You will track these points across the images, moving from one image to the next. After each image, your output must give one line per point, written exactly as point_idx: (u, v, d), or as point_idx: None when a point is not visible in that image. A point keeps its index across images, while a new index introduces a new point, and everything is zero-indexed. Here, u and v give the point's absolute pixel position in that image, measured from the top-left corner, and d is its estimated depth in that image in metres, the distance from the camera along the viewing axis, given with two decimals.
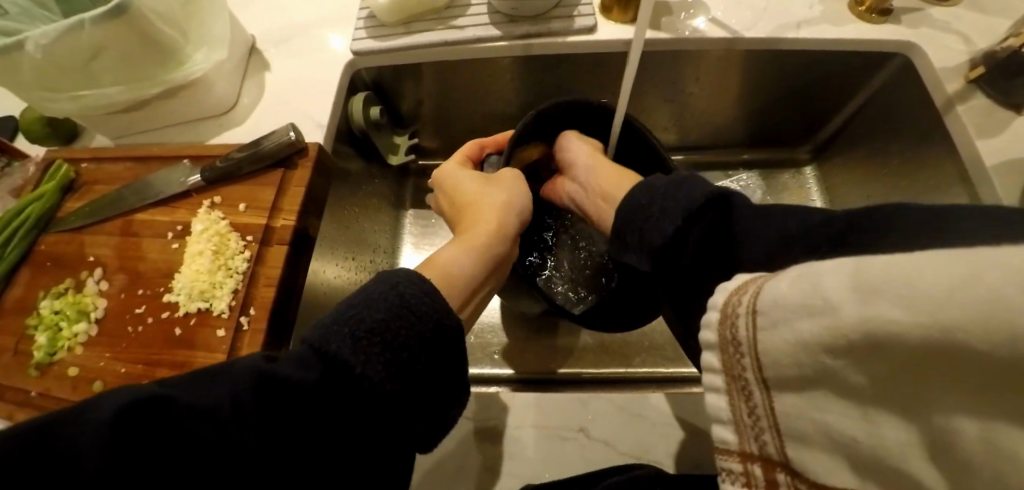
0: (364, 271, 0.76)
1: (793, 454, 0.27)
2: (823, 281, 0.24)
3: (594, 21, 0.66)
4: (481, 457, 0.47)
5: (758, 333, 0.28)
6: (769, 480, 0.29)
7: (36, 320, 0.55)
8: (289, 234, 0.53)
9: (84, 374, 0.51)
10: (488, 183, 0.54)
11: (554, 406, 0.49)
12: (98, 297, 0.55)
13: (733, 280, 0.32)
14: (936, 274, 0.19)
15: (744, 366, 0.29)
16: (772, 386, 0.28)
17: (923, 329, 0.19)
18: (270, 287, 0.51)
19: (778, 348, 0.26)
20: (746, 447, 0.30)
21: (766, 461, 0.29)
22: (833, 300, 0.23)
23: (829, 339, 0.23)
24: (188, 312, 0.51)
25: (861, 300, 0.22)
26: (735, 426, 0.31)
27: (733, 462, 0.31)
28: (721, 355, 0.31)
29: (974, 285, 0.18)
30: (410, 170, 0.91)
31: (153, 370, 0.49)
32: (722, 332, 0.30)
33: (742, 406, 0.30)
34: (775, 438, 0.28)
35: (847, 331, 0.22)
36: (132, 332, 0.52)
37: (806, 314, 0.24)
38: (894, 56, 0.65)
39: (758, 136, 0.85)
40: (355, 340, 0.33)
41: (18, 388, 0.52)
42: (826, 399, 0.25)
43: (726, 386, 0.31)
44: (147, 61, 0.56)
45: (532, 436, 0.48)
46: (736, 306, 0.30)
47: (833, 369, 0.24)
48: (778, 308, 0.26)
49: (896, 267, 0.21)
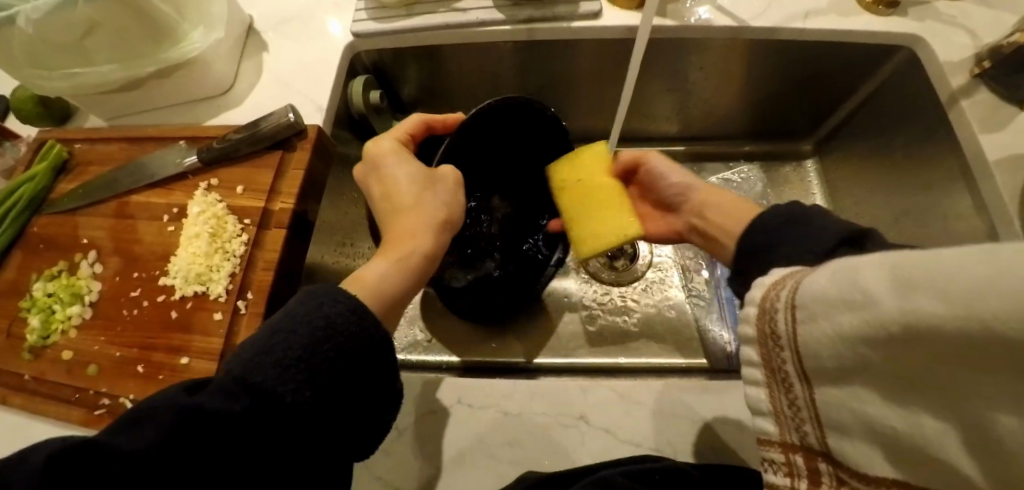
0: (361, 257, 0.75)
1: (833, 444, 0.29)
2: (860, 276, 0.25)
3: (599, 6, 0.65)
4: (479, 444, 0.47)
5: (798, 326, 0.29)
6: (812, 470, 0.31)
7: (29, 303, 0.54)
8: (288, 218, 0.52)
9: (78, 358, 0.51)
10: (430, 186, 0.49)
11: (555, 393, 0.49)
12: (92, 280, 0.54)
13: (772, 277, 0.33)
14: (974, 269, 0.19)
15: (784, 359, 0.31)
16: (813, 379, 0.29)
17: (959, 324, 0.20)
18: (269, 270, 0.50)
19: (816, 342, 0.28)
20: (788, 439, 0.32)
21: (806, 451, 0.31)
22: (872, 294, 0.24)
23: (866, 332, 0.24)
24: (184, 296, 0.50)
25: (897, 295, 0.22)
26: (775, 418, 0.33)
27: (776, 453, 0.33)
28: (760, 349, 0.33)
29: (1014, 281, 0.18)
30: None
31: (149, 355, 0.49)
32: (762, 326, 0.32)
33: (782, 397, 0.32)
34: (816, 429, 0.30)
35: (886, 323, 0.23)
36: (127, 315, 0.52)
37: (844, 307, 0.25)
38: (900, 49, 0.65)
39: (759, 128, 0.84)
40: (271, 354, 0.33)
41: (12, 371, 0.52)
42: (866, 391, 0.26)
43: (767, 376, 0.33)
44: (144, 39, 0.55)
45: (536, 423, 0.48)
46: (775, 300, 0.31)
47: (872, 362, 0.25)
48: (817, 301, 0.27)
49: (930, 265, 0.21)
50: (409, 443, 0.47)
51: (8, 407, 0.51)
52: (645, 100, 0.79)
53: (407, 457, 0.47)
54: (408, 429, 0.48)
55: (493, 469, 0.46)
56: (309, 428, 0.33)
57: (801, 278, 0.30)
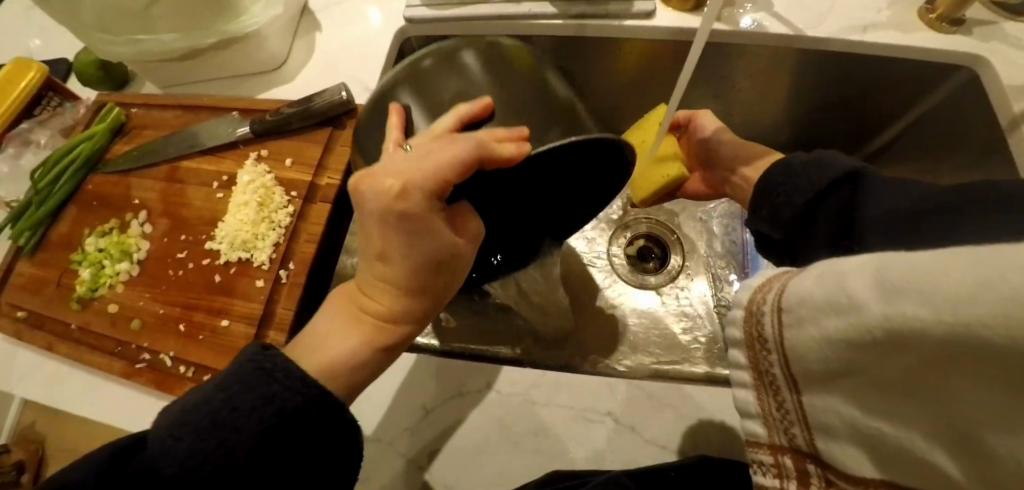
0: None
1: (821, 447, 0.29)
2: (847, 279, 0.24)
3: (653, 7, 0.65)
4: (505, 431, 0.47)
5: (784, 330, 0.29)
6: (800, 471, 0.30)
7: (80, 256, 0.56)
8: (333, 194, 0.53)
9: (123, 312, 0.53)
10: (432, 275, 0.42)
11: (583, 387, 0.49)
12: (141, 239, 0.56)
13: (761, 280, 0.33)
14: (958, 273, 0.19)
15: (772, 361, 0.31)
16: (800, 381, 0.29)
17: (943, 329, 0.19)
18: (311, 243, 0.51)
19: (804, 346, 0.27)
20: (776, 440, 0.32)
21: (794, 452, 0.31)
22: (858, 299, 0.23)
23: (852, 336, 0.24)
24: (228, 261, 0.52)
25: (882, 299, 0.22)
26: (764, 420, 0.33)
27: (764, 454, 0.32)
28: (748, 353, 0.33)
29: (997, 284, 0.17)
30: None
31: (191, 314, 0.50)
32: (751, 331, 0.32)
33: (771, 400, 0.32)
34: (805, 431, 0.30)
35: (871, 326, 0.22)
36: (173, 275, 0.53)
37: (832, 312, 0.25)
38: (959, 69, 0.63)
39: (804, 142, 0.83)
40: (197, 438, 0.31)
41: (59, 319, 0.54)
42: (853, 393, 0.26)
43: (756, 379, 0.33)
44: (207, 10, 0.57)
45: (560, 415, 0.48)
46: (762, 304, 0.31)
47: (859, 365, 0.25)
48: (805, 305, 0.27)
49: (916, 269, 0.20)
50: (434, 422, 0.48)
51: (53, 354, 0.53)
52: (688, 105, 0.78)
53: (424, 434, 0.47)
54: (433, 409, 0.48)
55: (506, 453, 0.46)
56: (275, 474, 0.34)
57: (788, 281, 0.30)
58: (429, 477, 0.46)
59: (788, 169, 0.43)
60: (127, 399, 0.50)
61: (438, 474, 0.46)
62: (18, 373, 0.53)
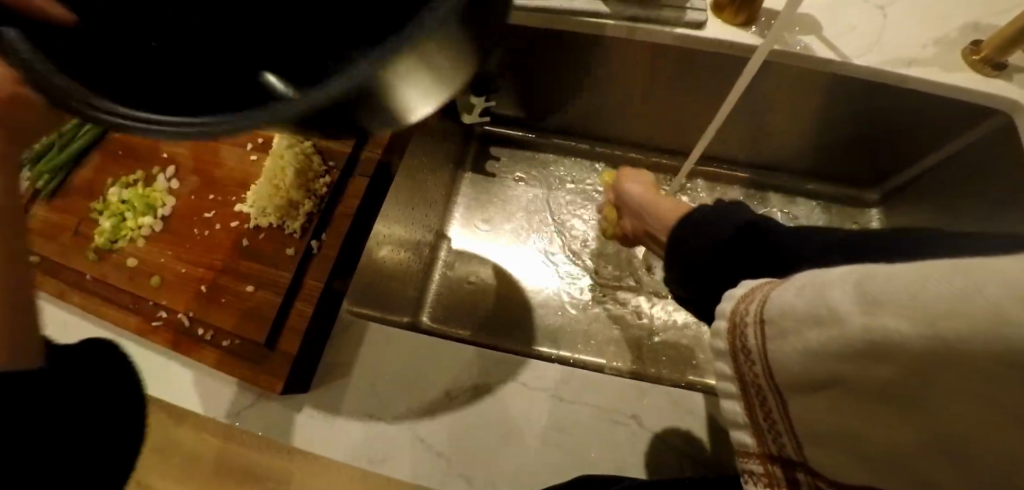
0: (419, 226, 0.74)
1: (810, 453, 0.27)
2: (826, 291, 0.23)
3: (705, 16, 0.60)
4: (525, 423, 0.47)
5: (768, 343, 0.27)
6: (790, 480, 0.29)
7: (103, 206, 0.54)
8: (373, 167, 0.51)
9: (142, 267, 0.51)
10: None
11: (611, 387, 0.48)
12: (168, 194, 0.54)
13: (738, 292, 0.31)
14: (932, 282, 0.18)
15: (756, 373, 0.29)
16: (784, 388, 0.27)
17: (923, 336, 0.18)
18: (345, 217, 0.50)
19: (787, 358, 0.26)
20: (766, 449, 0.30)
21: (782, 462, 0.29)
22: (839, 311, 0.22)
23: (834, 349, 0.23)
24: (258, 226, 0.50)
25: (861, 309, 0.21)
26: (752, 430, 0.31)
27: (755, 464, 0.30)
28: (733, 362, 0.31)
29: (974, 297, 0.17)
30: (475, 133, 0.86)
31: (214, 276, 0.49)
32: (732, 341, 0.30)
33: (757, 408, 0.30)
34: (793, 441, 0.28)
35: (852, 340, 0.21)
36: (198, 234, 0.51)
37: (813, 325, 0.24)
38: (996, 112, 0.62)
39: (827, 171, 0.85)
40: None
41: (75, 267, 0.53)
42: (834, 402, 0.24)
43: (741, 389, 0.31)
44: None
45: (582, 412, 0.47)
46: (744, 315, 0.29)
47: (841, 374, 0.23)
48: (789, 318, 0.25)
49: (894, 277, 0.20)
50: (460, 411, 0.47)
51: (64, 301, 0.53)
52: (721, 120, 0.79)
53: (440, 422, 0.47)
54: (458, 396, 0.48)
55: (507, 447, 0.46)
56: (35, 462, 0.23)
57: (769, 293, 0.28)
58: (450, 465, 0.46)
59: (695, 224, 0.40)
60: (186, 378, 0.51)
61: (452, 461, 0.46)
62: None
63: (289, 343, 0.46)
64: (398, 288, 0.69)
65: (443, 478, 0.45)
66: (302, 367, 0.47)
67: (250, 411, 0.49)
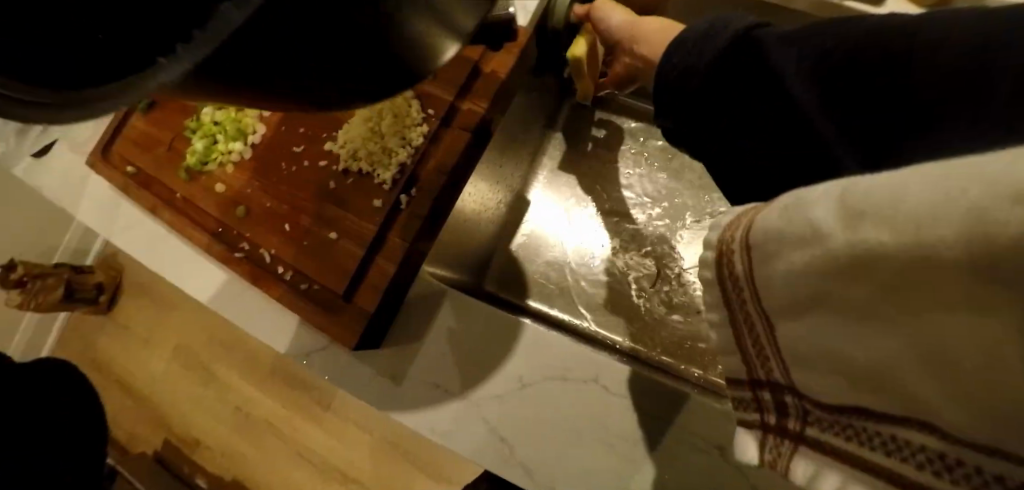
0: (501, 185, 0.69)
1: (799, 379, 0.19)
2: (814, 200, 0.16)
3: None
4: (595, 425, 0.43)
5: (754, 269, 0.20)
6: (778, 407, 0.20)
7: (195, 125, 0.53)
8: (474, 122, 0.46)
9: (228, 194, 0.50)
10: None
11: (695, 409, 0.42)
12: (258, 121, 0.51)
13: (730, 217, 0.22)
14: (922, 186, 0.12)
15: (744, 300, 0.21)
16: (770, 315, 0.20)
17: (902, 243, 0.13)
18: (440, 174, 0.45)
19: (769, 286, 0.19)
20: (755, 376, 0.22)
21: (773, 389, 0.21)
22: (822, 223, 0.16)
23: (821, 271, 0.16)
24: (346, 170, 0.47)
25: (844, 222, 0.15)
26: (743, 354, 0.22)
27: (745, 392, 0.22)
28: (719, 288, 0.23)
29: (956, 200, 0.11)
30: (573, 90, 0.78)
31: (298, 216, 0.47)
32: (720, 269, 0.22)
33: (744, 332, 0.22)
34: (783, 369, 0.20)
35: (838, 254, 0.15)
36: (285, 169, 0.49)
37: (796, 244, 0.17)
38: None
39: None
40: None
41: (167, 184, 0.53)
42: (813, 331, 0.18)
43: (728, 318, 0.23)
44: None
45: (665, 433, 0.42)
46: (729, 242, 0.21)
47: (819, 296, 0.17)
48: (767, 241, 0.18)
49: (886, 181, 0.14)
50: (527, 398, 0.45)
51: (155, 216, 0.53)
52: None
53: (510, 406, 0.45)
54: (530, 385, 0.45)
55: (571, 445, 0.43)
56: None
57: (758, 211, 0.20)
58: (513, 449, 0.44)
59: (688, 47, 0.28)
60: (260, 310, 0.51)
61: (517, 448, 0.44)
62: (167, 260, 0.55)
63: (366, 299, 0.44)
64: (471, 247, 0.66)
65: (503, 463, 0.44)
66: (375, 325, 0.45)
67: (319, 355, 0.49)
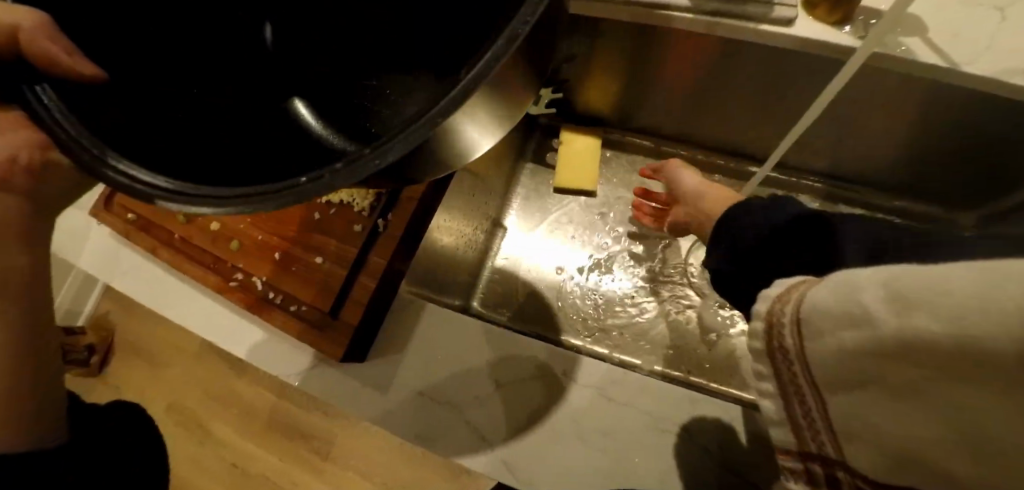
0: (478, 213, 0.75)
1: (850, 458, 0.25)
2: (858, 290, 0.22)
3: (796, 13, 0.53)
4: (571, 419, 0.47)
5: (803, 343, 0.26)
6: (829, 477, 0.27)
7: None
8: None
9: (223, 232, 0.55)
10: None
11: (656, 393, 0.47)
12: None
13: (777, 289, 0.29)
14: (960, 288, 0.17)
15: (794, 373, 0.27)
16: (822, 390, 0.26)
17: (949, 337, 0.17)
18: (413, 200, 0.51)
19: (820, 359, 0.25)
20: (805, 448, 0.28)
21: (821, 461, 0.27)
22: (871, 311, 0.21)
23: (866, 350, 0.22)
24: (329, 202, 0.52)
25: (897, 312, 0.20)
26: (792, 428, 0.28)
27: (795, 462, 0.28)
28: (769, 365, 0.29)
29: (1000, 300, 0.16)
30: (539, 124, 0.86)
31: (287, 247, 0.52)
32: (768, 340, 0.28)
33: (796, 406, 0.28)
34: (832, 439, 0.26)
35: (887, 340, 0.20)
36: None
37: (847, 324, 0.22)
38: None
39: (917, 191, 0.75)
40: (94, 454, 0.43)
41: (165, 226, 0.58)
42: (868, 403, 0.23)
43: (780, 393, 0.29)
44: None
45: (637, 421, 0.46)
46: (780, 316, 0.27)
47: (873, 376, 0.22)
48: (820, 315, 0.24)
49: (929, 278, 0.19)
50: (507, 401, 0.48)
51: (153, 256, 0.58)
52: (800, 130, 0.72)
53: (491, 408, 0.48)
54: (507, 386, 0.49)
55: (552, 445, 0.46)
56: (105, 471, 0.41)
57: (808, 291, 0.26)
58: (501, 452, 0.47)
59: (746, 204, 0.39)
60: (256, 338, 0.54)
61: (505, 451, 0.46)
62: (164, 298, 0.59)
63: (353, 314, 0.48)
64: (454, 270, 0.71)
65: (489, 466, 0.46)
66: (359, 339, 0.49)
67: (310, 374, 0.52)
